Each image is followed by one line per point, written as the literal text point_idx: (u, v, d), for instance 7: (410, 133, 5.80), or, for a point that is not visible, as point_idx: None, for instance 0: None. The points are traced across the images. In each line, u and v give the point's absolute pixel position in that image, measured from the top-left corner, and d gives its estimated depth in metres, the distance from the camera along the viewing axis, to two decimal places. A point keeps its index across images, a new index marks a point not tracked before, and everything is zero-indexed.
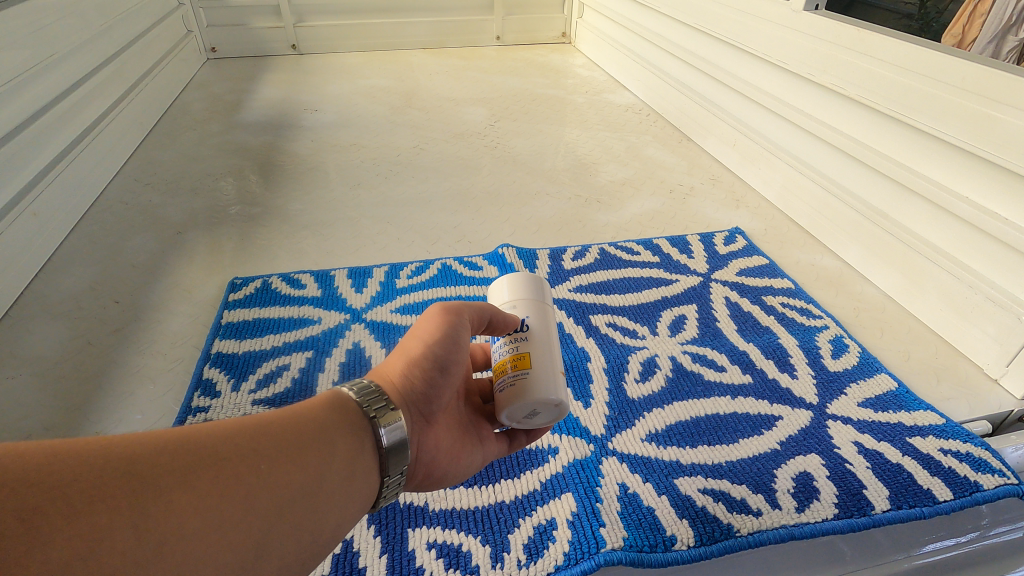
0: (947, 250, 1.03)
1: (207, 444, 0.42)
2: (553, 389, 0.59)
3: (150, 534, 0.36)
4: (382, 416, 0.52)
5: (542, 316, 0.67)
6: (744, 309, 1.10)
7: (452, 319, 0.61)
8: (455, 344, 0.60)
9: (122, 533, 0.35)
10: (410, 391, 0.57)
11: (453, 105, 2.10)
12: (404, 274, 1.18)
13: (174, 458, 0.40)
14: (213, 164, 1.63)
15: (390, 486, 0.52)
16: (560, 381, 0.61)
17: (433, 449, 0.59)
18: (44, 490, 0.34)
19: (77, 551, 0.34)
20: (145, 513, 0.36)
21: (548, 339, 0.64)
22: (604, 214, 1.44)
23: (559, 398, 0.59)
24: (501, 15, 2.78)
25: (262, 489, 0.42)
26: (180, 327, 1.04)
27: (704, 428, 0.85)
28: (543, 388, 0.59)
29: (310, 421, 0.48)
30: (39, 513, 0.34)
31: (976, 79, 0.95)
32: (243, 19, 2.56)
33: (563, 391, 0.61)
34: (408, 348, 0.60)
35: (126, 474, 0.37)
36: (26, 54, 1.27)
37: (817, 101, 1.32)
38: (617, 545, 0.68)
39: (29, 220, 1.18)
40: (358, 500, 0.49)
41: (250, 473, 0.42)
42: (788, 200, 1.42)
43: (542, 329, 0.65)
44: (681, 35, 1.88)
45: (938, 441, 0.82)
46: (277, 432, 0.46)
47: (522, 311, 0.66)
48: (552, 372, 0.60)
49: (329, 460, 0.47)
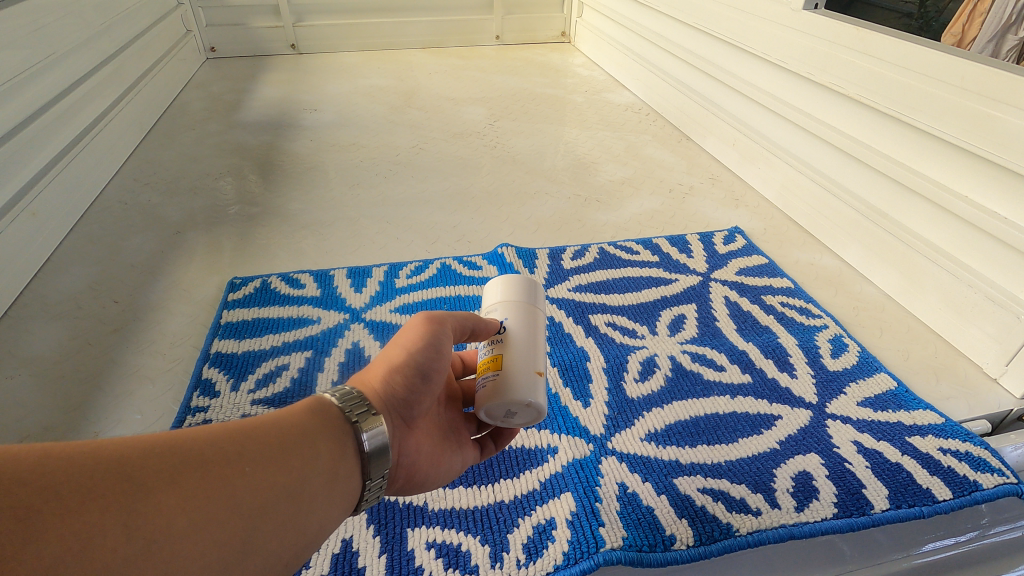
0: (947, 249, 1.03)
1: (195, 447, 0.42)
2: (526, 390, 0.59)
3: (139, 532, 0.36)
4: (364, 420, 0.52)
5: (525, 315, 0.66)
6: (743, 309, 1.10)
7: (435, 327, 0.61)
8: (437, 352, 0.60)
9: (111, 531, 0.35)
10: (392, 397, 0.56)
11: (452, 105, 2.10)
12: (404, 274, 1.18)
13: (161, 460, 0.40)
14: (212, 164, 1.63)
15: (372, 489, 0.52)
16: (536, 380, 0.61)
17: (415, 454, 0.59)
18: (36, 489, 0.35)
19: (69, 548, 0.34)
20: (134, 512, 0.37)
21: (528, 339, 0.64)
22: (604, 213, 1.43)
23: (531, 399, 0.59)
24: (501, 15, 2.77)
25: (247, 490, 0.42)
26: (179, 327, 1.04)
27: (703, 427, 0.85)
28: (516, 389, 0.59)
29: (295, 425, 0.48)
30: (32, 510, 0.34)
31: (975, 78, 0.95)
32: (242, 19, 2.56)
33: (539, 392, 0.60)
34: (389, 355, 0.59)
35: (116, 473, 0.38)
36: (25, 54, 1.27)
37: (816, 100, 1.32)
38: (617, 545, 0.68)
39: (28, 220, 1.18)
40: (343, 501, 0.49)
41: (236, 475, 0.42)
42: (788, 200, 1.42)
43: (523, 329, 0.65)
44: (680, 34, 1.88)
45: (937, 440, 0.82)
46: (262, 435, 0.46)
47: (503, 313, 0.66)
48: (527, 372, 0.60)
49: (315, 462, 0.47)
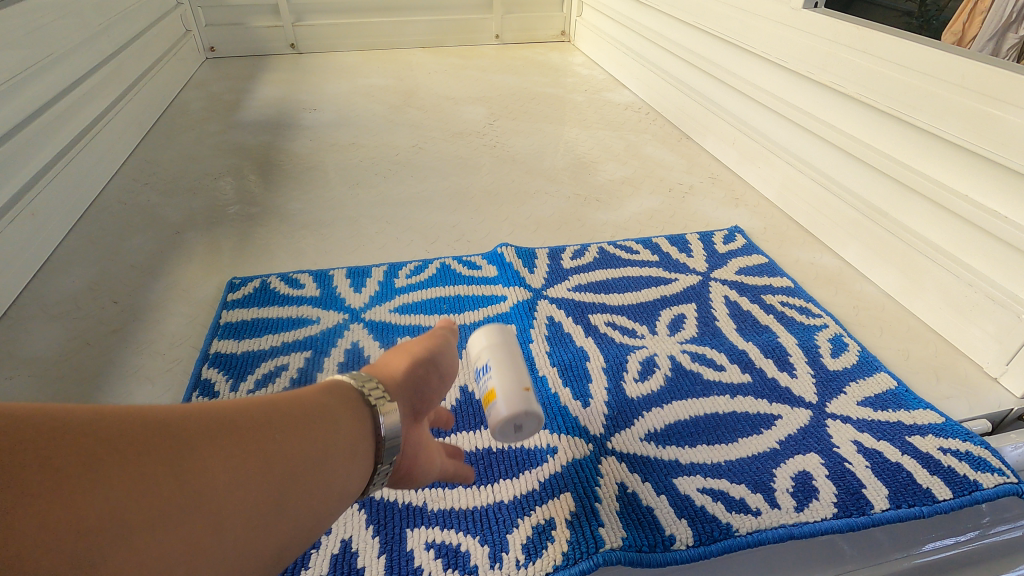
0: (949, 249, 1.03)
1: (227, 411, 0.43)
2: (518, 403, 0.66)
3: (183, 483, 0.37)
4: (382, 404, 0.53)
5: (500, 347, 0.75)
6: (744, 309, 1.09)
7: (448, 337, 0.68)
8: (449, 355, 0.65)
9: (158, 483, 0.37)
10: (409, 386, 0.58)
11: (452, 104, 2.10)
12: (403, 274, 1.18)
13: (198, 420, 0.41)
14: (211, 164, 1.63)
15: (380, 475, 0.53)
16: (527, 394, 0.67)
17: (418, 446, 0.59)
18: (90, 441, 0.36)
19: (123, 495, 0.35)
20: (177, 466, 0.38)
21: (506, 365, 0.71)
22: (604, 213, 1.43)
23: (526, 408, 0.66)
24: (501, 14, 2.77)
25: (280, 452, 0.43)
26: (178, 327, 1.04)
27: (703, 427, 0.85)
28: (510, 407, 0.65)
29: (317, 394, 0.50)
30: (87, 460, 0.35)
31: (975, 77, 0.96)
32: (242, 19, 2.56)
33: (530, 401, 0.67)
34: (409, 350, 0.62)
35: (160, 430, 0.39)
36: (25, 54, 1.27)
37: (817, 99, 1.32)
38: (616, 545, 0.68)
39: (28, 219, 1.18)
40: (365, 466, 0.50)
41: (268, 436, 0.43)
42: (788, 199, 1.42)
43: (499, 359, 0.72)
44: (681, 33, 1.88)
45: (938, 440, 0.82)
46: (287, 403, 0.47)
47: (481, 353, 0.74)
48: (515, 391, 0.67)
49: (339, 429, 0.48)
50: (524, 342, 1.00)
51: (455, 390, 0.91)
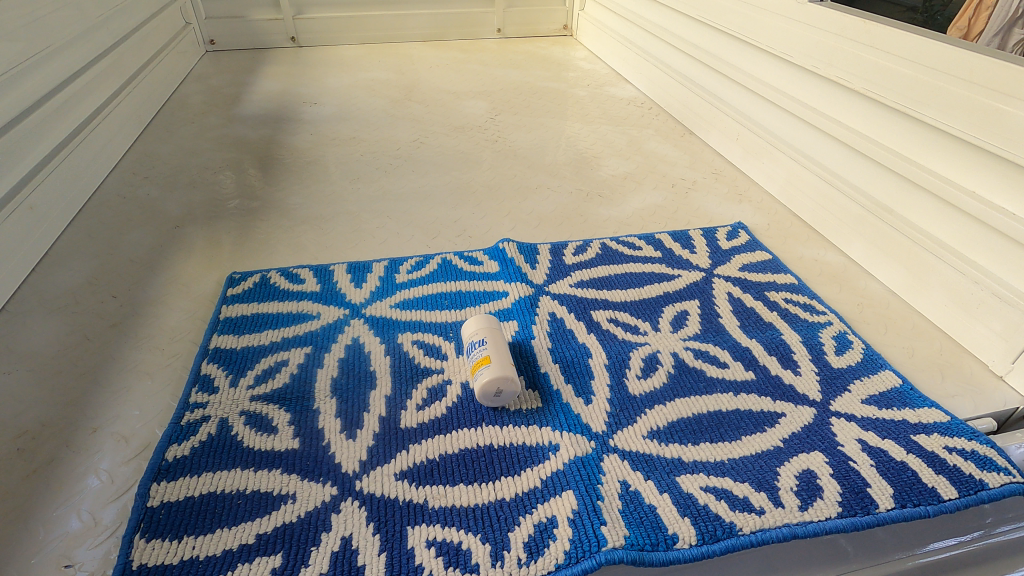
0: (955, 246, 1.02)
1: None
2: (507, 372, 0.84)
3: None
4: None
5: (496, 332, 0.91)
6: (748, 305, 1.09)
7: None
8: None
9: None
10: None
11: (453, 98, 2.08)
12: (404, 269, 1.17)
13: None
14: (211, 157, 1.62)
15: None
16: (512, 367, 0.86)
17: None
18: None
19: None
20: None
21: (498, 340, 0.90)
22: (606, 209, 1.42)
23: (511, 375, 0.84)
24: (502, 8, 2.75)
25: None
26: (179, 322, 1.04)
27: (706, 425, 0.85)
28: (501, 370, 0.84)
29: None
30: None
31: (983, 71, 0.94)
32: (242, 11, 2.53)
33: (514, 373, 0.85)
34: None
35: None
36: (25, 45, 1.26)
37: (820, 94, 1.31)
38: (618, 544, 0.68)
39: (28, 213, 1.17)
40: None
41: None
42: (791, 194, 1.41)
43: (494, 336, 0.90)
44: (685, 27, 1.86)
45: (944, 439, 0.81)
46: None
47: (481, 334, 0.91)
48: (506, 360, 0.87)
49: None
50: (526, 338, 0.99)
51: (456, 386, 0.90)
